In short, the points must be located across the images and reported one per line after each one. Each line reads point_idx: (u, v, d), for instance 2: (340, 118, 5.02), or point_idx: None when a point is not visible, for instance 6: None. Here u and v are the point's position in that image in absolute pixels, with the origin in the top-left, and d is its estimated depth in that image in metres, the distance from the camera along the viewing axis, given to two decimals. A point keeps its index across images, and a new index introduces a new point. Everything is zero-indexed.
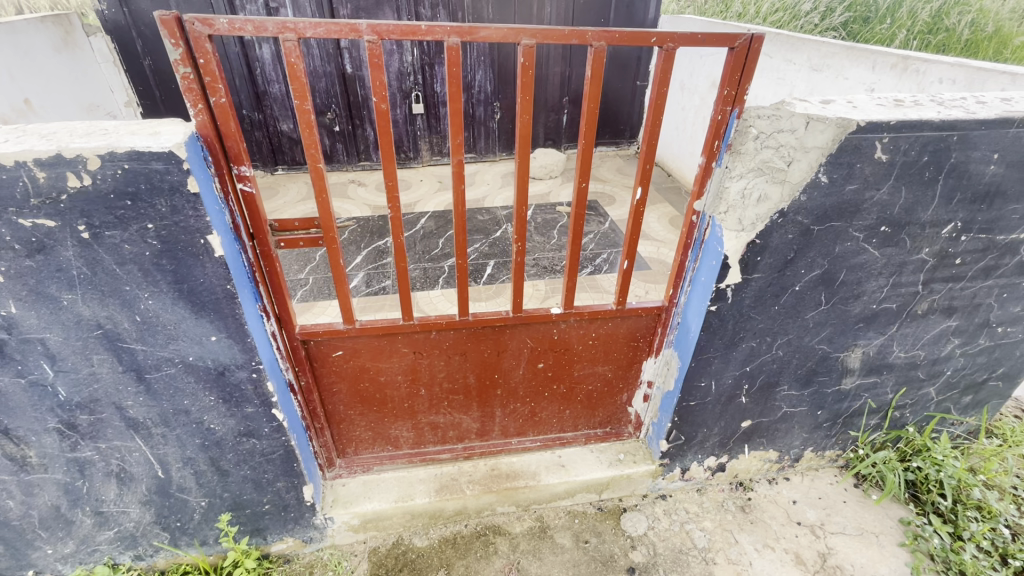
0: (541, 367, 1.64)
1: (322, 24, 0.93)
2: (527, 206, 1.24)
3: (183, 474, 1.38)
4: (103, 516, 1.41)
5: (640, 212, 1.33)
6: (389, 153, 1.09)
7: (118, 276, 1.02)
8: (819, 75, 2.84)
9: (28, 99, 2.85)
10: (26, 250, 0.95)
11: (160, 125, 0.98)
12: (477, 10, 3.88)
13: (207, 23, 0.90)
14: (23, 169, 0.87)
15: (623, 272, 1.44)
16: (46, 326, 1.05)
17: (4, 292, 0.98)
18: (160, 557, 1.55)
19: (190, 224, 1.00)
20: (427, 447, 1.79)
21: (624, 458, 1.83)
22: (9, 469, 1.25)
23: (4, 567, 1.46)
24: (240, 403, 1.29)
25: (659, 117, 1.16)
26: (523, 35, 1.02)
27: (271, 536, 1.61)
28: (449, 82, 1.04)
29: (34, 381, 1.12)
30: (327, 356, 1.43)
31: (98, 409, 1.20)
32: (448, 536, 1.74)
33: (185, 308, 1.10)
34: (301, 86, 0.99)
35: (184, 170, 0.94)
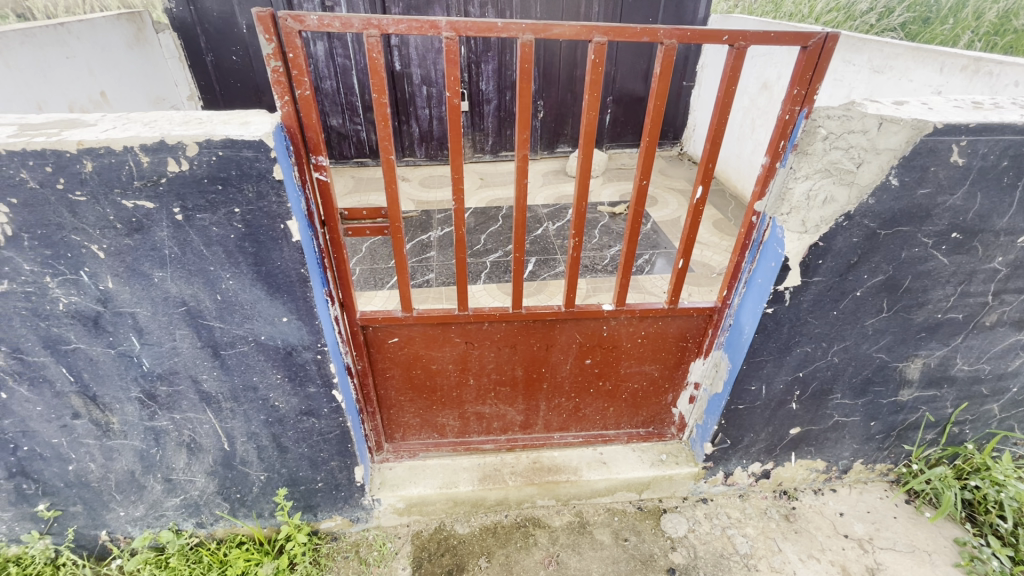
0: (588, 363, 1.65)
1: (405, 21, 0.98)
2: (587, 202, 1.26)
3: (247, 447, 1.45)
4: (172, 483, 1.50)
5: (699, 210, 1.33)
6: (457, 147, 1.12)
7: (204, 257, 1.09)
8: (881, 77, 2.75)
9: (104, 92, 3.03)
10: (126, 229, 1.03)
11: (248, 115, 1.04)
12: (525, 9, 3.90)
13: (299, 19, 0.96)
14: (131, 154, 0.95)
15: (677, 271, 1.43)
16: (137, 301, 1.13)
17: (105, 268, 1.07)
18: (220, 526, 1.63)
19: (273, 210, 1.05)
20: (471, 437, 1.83)
21: (666, 459, 1.82)
22: (93, 433, 1.34)
23: (80, 526, 1.56)
24: (303, 382, 1.35)
25: (726, 114, 1.16)
26: (595, 32, 1.03)
27: (321, 513, 1.68)
28: (520, 79, 1.06)
29: (123, 352, 1.21)
30: (383, 343, 1.48)
31: (176, 381, 1.28)
32: (489, 525, 1.77)
33: (262, 290, 1.17)
34: (380, 80, 1.03)
35: (271, 158, 1.00)
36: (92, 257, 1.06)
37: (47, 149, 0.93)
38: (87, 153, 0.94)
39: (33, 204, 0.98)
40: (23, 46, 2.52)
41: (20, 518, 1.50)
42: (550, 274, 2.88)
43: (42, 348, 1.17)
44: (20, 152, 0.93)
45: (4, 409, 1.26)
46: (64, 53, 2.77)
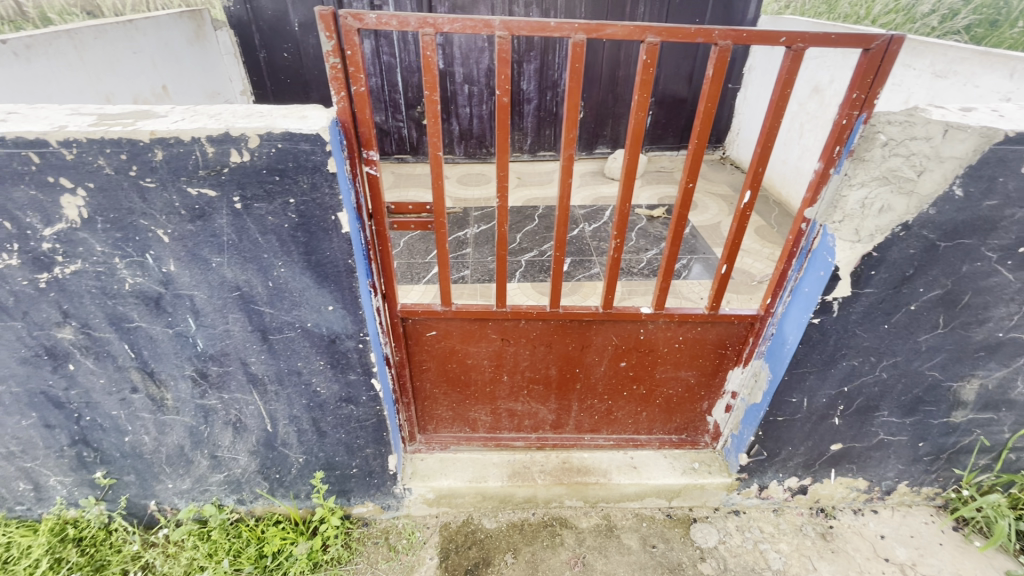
0: (623, 365, 1.64)
1: (459, 20, 1.00)
2: (631, 203, 1.25)
3: (288, 430, 1.51)
4: (217, 460, 1.57)
5: (746, 216, 1.30)
6: (504, 145, 1.14)
7: (259, 244, 1.14)
8: (943, 82, 2.62)
9: (165, 85, 3.20)
10: (190, 215, 1.09)
11: (306, 110, 1.08)
12: (569, 9, 3.88)
13: (358, 18, 0.98)
14: (198, 144, 1.00)
15: (720, 276, 1.41)
16: (195, 284, 1.19)
17: (168, 251, 1.14)
18: (259, 504, 1.70)
19: (325, 202, 1.09)
20: (501, 433, 1.84)
21: (699, 467, 1.79)
22: (149, 408, 1.42)
23: (132, 494, 1.66)
24: (345, 369, 1.39)
25: (779, 117, 1.13)
26: (648, 32, 1.03)
27: (354, 498, 1.72)
28: (570, 78, 1.07)
29: (179, 332, 1.27)
30: (422, 335, 1.51)
31: (226, 363, 1.34)
32: (517, 522, 1.79)
33: (311, 278, 1.21)
34: (433, 78, 1.05)
35: (327, 151, 1.03)
36: (157, 241, 1.12)
37: (123, 138, 0.99)
38: (159, 142, 1.00)
39: (108, 189, 1.05)
40: (95, 40, 2.68)
41: (79, 484, 1.61)
42: (585, 275, 2.87)
43: (108, 325, 1.25)
44: (99, 140, 0.99)
45: (71, 380, 1.35)
46: (132, 47, 2.94)
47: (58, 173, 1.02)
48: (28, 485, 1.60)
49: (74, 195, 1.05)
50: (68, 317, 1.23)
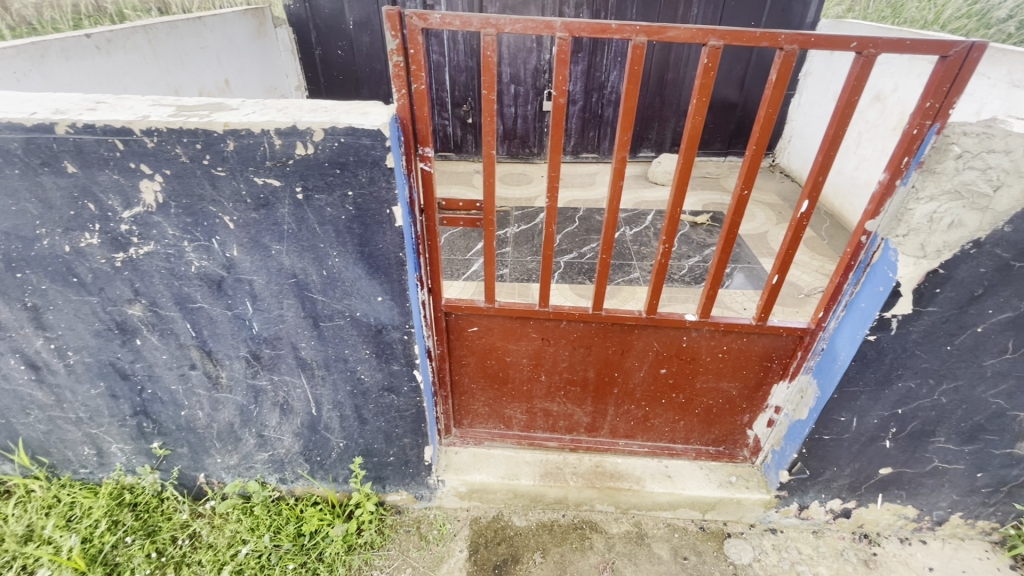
0: (663, 372, 1.62)
1: (521, 21, 1.02)
2: (681, 208, 1.24)
3: (331, 414, 1.56)
4: (264, 439, 1.64)
5: (802, 226, 1.26)
6: (557, 146, 1.15)
7: (317, 234, 1.19)
8: (1021, 92, 2.48)
9: (228, 80, 3.38)
10: (255, 204, 1.14)
11: (367, 106, 1.12)
12: (620, 10, 3.83)
13: (423, 17, 1.01)
14: (266, 136, 1.05)
15: (770, 287, 1.37)
16: (255, 270, 1.25)
17: (232, 237, 1.20)
18: (299, 484, 1.77)
19: (381, 195, 1.12)
20: (536, 433, 1.85)
21: (736, 481, 1.75)
22: (205, 384, 1.50)
23: (183, 466, 1.75)
24: (389, 359, 1.43)
25: (844, 125, 1.10)
26: (711, 36, 1.01)
27: (389, 486, 1.76)
28: (627, 80, 1.07)
29: (237, 314, 1.34)
30: (463, 331, 1.54)
31: (278, 346, 1.40)
32: (547, 522, 1.79)
33: (363, 269, 1.25)
34: (492, 77, 1.07)
35: (386, 146, 1.07)
36: (223, 227, 1.18)
37: (200, 129, 1.05)
38: (231, 134, 1.05)
39: (182, 176, 1.11)
40: (168, 36, 2.85)
41: (137, 452, 1.71)
42: (624, 279, 2.84)
43: (173, 304, 1.32)
44: (177, 130, 1.05)
45: (137, 354, 1.44)
46: (200, 43, 3.11)
47: (139, 159, 1.09)
48: (92, 450, 1.72)
49: (152, 180, 1.12)
50: (138, 295, 1.31)
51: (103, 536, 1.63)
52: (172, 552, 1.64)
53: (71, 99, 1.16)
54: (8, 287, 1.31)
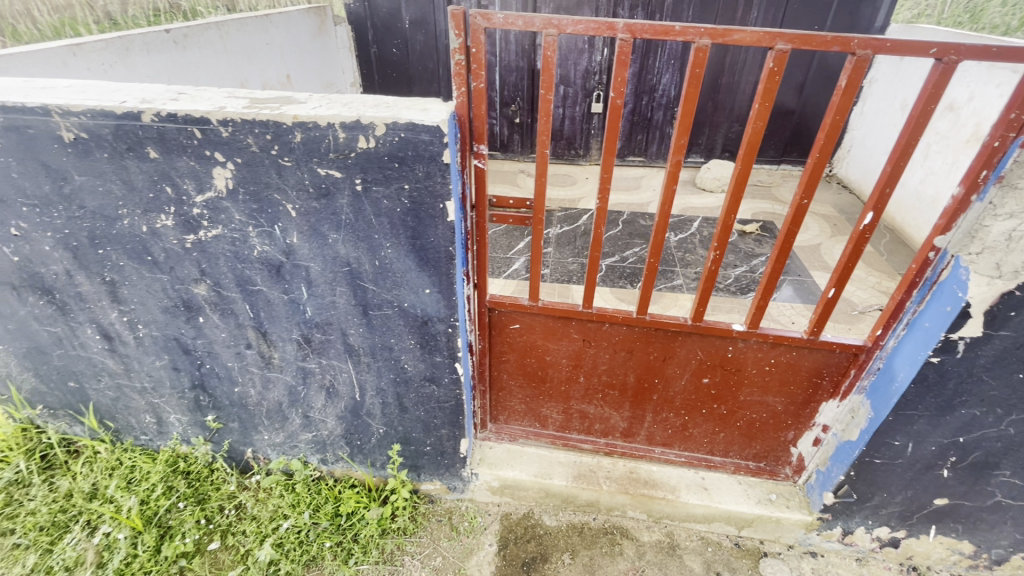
0: (705, 382, 1.59)
1: (583, 22, 1.02)
2: (735, 215, 1.22)
3: (373, 401, 1.61)
4: (309, 420, 1.71)
5: (863, 239, 1.21)
6: (611, 147, 1.15)
7: (372, 225, 1.23)
8: None
9: (289, 75, 3.53)
10: (316, 194, 1.20)
11: (427, 103, 1.15)
12: (677, 11, 3.75)
13: (487, 17, 1.03)
14: (332, 129, 1.10)
15: (825, 300, 1.33)
16: (312, 257, 1.31)
17: (294, 224, 1.25)
18: (339, 466, 1.84)
19: (437, 190, 1.15)
20: (570, 434, 1.84)
21: (776, 499, 1.70)
22: (258, 363, 1.58)
23: (233, 440, 1.84)
24: (432, 350, 1.46)
25: (916, 135, 1.05)
26: (779, 39, 0.99)
27: (424, 474, 1.81)
28: (688, 83, 1.06)
29: (293, 298, 1.40)
30: (506, 327, 1.56)
31: (329, 331, 1.46)
32: (577, 524, 1.78)
33: (414, 261, 1.28)
34: (550, 77, 1.08)
35: (444, 142, 1.10)
36: (286, 215, 1.24)
37: (271, 120, 1.10)
38: (299, 126, 1.10)
39: (251, 165, 1.17)
40: (238, 32, 3.00)
41: (193, 424, 1.82)
42: (667, 285, 2.79)
43: (235, 286, 1.40)
44: (251, 121, 1.11)
45: (199, 330, 1.53)
46: (266, 40, 3.26)
47: (214, 148, 1.16)
48: (153, 419, 1.84)
49: (224, 168, 1.19)
50: (204, 275, 1.39)
51: (159, 499, 1.74)
52: (220, 521, 1.73)
53: (155, 90, 1.25)
54: (90, 261, 1.43)
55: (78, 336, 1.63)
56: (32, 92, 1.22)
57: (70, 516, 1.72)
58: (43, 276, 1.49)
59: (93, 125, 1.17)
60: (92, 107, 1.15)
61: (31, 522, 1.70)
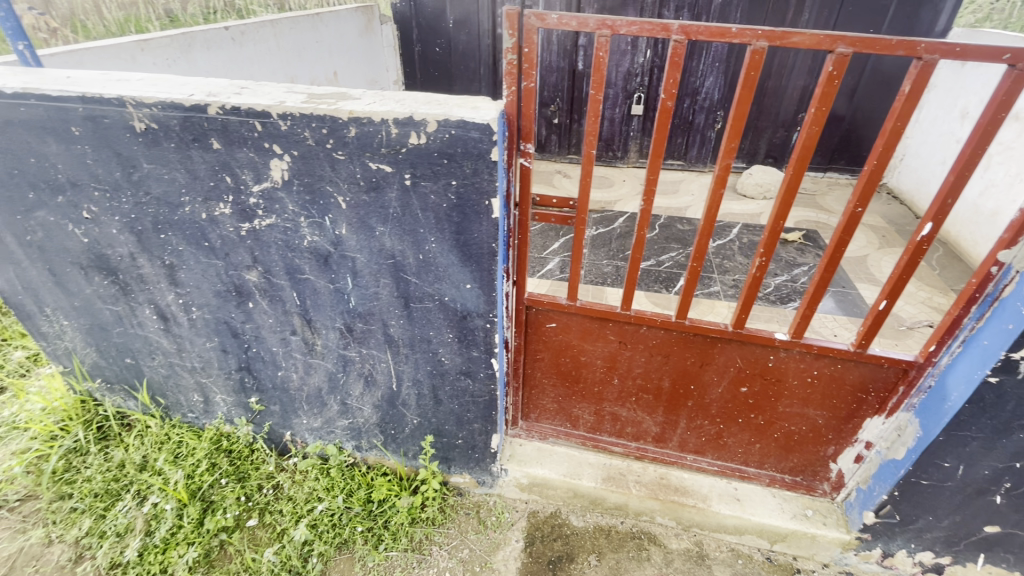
0: (743, 391, 1.56)
1: (637, 23, 1.02)
2: (785, 221, 1.20)
3: (409, 391, 1.64)
4: (346, 407, 1.76)
5: (920, 250, 1.17)
6: (659, 149, 1.15)
7: (418, 219, 1.26)
8: None
9: (336, 72, 3.63)
10: (366, 187, 1.23)
11: (477, 102, 1.17)
12: (724, 13, 3.68)
13: (541, 17, 1.05)
14: (385, 125, 1.13)
15: (876, 313, 1.29)
16: (359, 248, 1.35)
17: (343, 216, 1.30)
18: (372, 454, 1.89)
19: (483, 186, 1.17)
20: (601, 436, 1.84)
21: (813, 516, 1.65)
22: (302, 349, 1.63)
23: (274, 422, 1.92)
24: (470, 345, 1.48)
25: (983, 145, 1.01)
26: (840, 42, 0.97)
27: (454, 467, 1.83)
28: (742, 85, 1.05)
29: (338, 288, 1.45)
30: (542, 326, 1.57)
31: (371, 321, 1.50)
32: (604, 527, 1.78)
33: (456, 256, 1.31)
34: (601, 77, 1.09)
35: (493, 140, 1.11)
36: (337, 207, 1.28)
37: (327, 115, 1.14)
38: (354, 121, 1.14)
39: (307, 157, 1.22)
40: (290, 30, 3.11)
41: (237, 405, 1.90)
42: (703, 292, 2.73)
43: (284, 273, 1.46)
44: (309, 116, 1.16)
45: (248, 315, 1.60)
46: (315, 38, 3.37)
47: (273, 140, 1.21)
48: (200, 397, 1.93)
49: (281, 160, 1.24)
50: (256, 262, 1.46)
51: (203, 475, 1.83)
52: (259, 499, 1.80)
53: (219, 84, 1.31)
54: (152, 245, 1.51)
55: (137, 316, 1.72)
56: (109, 84, 1.30)
57: (123, 485, 1.83)
58: (109, 257, 1.58)
59: (162, 117, 1.24)
60: (163, 99, 1.21)
61: (88, 488, 1.81)
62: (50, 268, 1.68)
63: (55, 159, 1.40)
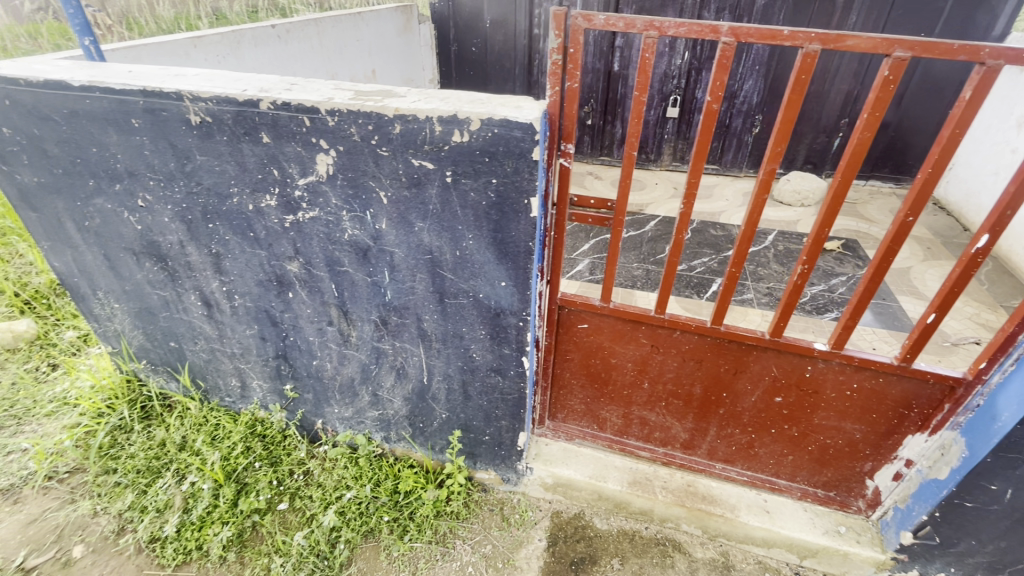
0: (777, 401, 1.53)
1: (686, 24, 1.01)
2: (830, 229, 1.17)
3: (439, 386, 1.67)
4: (377, 398, 1.79)
5: (974, 262, 1.13)
6: (702, 151, 1.14)
7: (457, 216, 1.28)
8: None
9: (374, 70, 3.69)
10: (408, 183, 1.26)
11: (520, 101, 1.18)
12: (766, 15, 3.60)
13: (588, 18, 1.05)
14: (430, 122, 1.15)
15: (923, 326, 1.25)
16: (398, 243, 1.38)
17: (384, 211, 1.33)
18: (400, 445, 1.92)
19: (523, 185, 1.18)
20: (628, 440, 1.83)
21: (846, 533, 1.60)
22: (337, 340, 1.67)
23: (307, 410, 1.97)
24: (501, 342, 1.50)
25: None
26: (898, 46, 0.95)
27: (480, 463, 1.85)
28: (792, 89, 1.03)
29: (376, 281, 1.48)
30: (574, 326, 1.57)
31: (405, 315, 1.53)
32: (628, 531, 1.77)
33: (493, 254, 1.32)
34: (646, 79, 1.09)
35: (534, 140, 1.12)
36: (378, 202, 1.31)
37: (374, 112, 1.17)
38: (400, 118, 1.17)
39: (352, 153, 1.25)
40: (332, 28, 3.19)
41: (272, 391, 1.96)
42: (735, 299, 2.68)
43: (324, 265, 1.50)
44: (356, 112, 1.19)
45: (288, 305, 1.65)
46: (356, 37, 3.45)
47: (320, 135, 1.25)
48: (238, 382, 2.00)
49: (327, 154, 1.27)
50: (298, 253, 1.50)
51: (238, 457, 1.89)
52: (290, 484, 1.86)
53: (270, 80, 1.35)
54: (200, 234, 1.57)
55: (183, 301, 1.79)
56: (167, 79, 1.36)
57: (163, 463, 1.90)
58: (160, 244, 1.65)
59: (217, 110, 1.29)
60: (218, 94, 1.26)
61: (131, 464, 1.90)
62: (105, 252, 1.76)
63: (116, 149, 1.47)
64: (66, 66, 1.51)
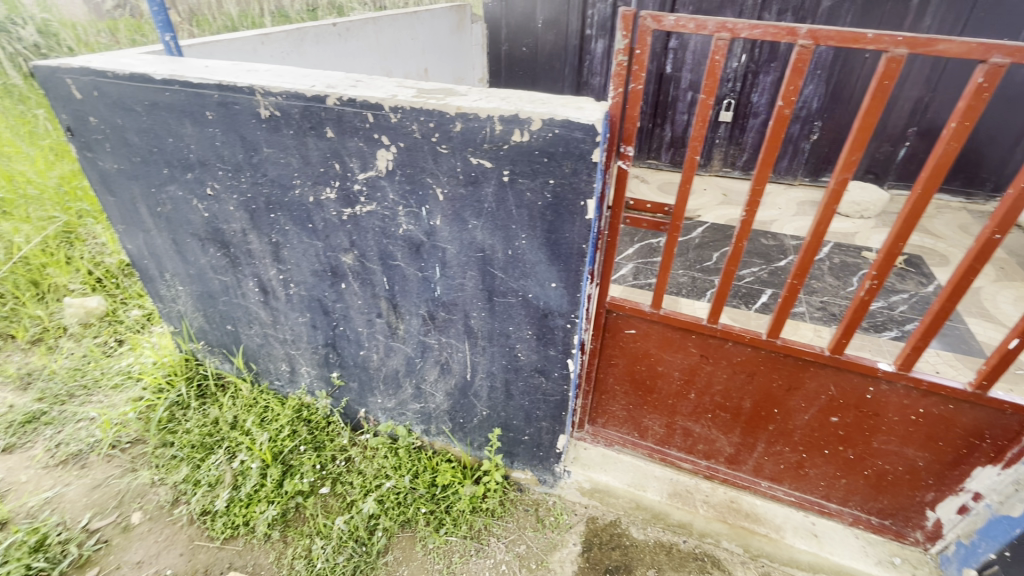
0: (833, 420, 1.46)
1: (761, 26, 0.98)
2: (903, 243, 1.11)
3: (482, 383, 1.68)
4: (420, 391, 1.82)
5: None
6: (769, 157, 1.10)
7: (511, 216, 1.28)
8: None
9: (427, 69, 3.74)
10: (465, 181, 1.27)
11: (582, 102, 1.17)
12: (832, 17, 3.44)
13: (658, 19, 1.03)
14: (490, 121, 1.16)
15: (1003, 352, 1.16)
16: (450, 240, 1.39)
17: (439, 208, 1.34)
18: (439, 439, 1.95)
19: (580, 187, 1.17)
20: (670, 450, 1.79)
21: (901, 564, 1.52)
22: (385, 332, 1.71)
23: (351, 398, 2.02)
24: (547, 343, 1.49)
25: None
26: (996, 51, 0.88)
27: (517, 462, 1.85)
28: (872, 95, 0.98)
29: (426, 277, 1.50)
30: (621, 331, 1.55)
31: (453, 311, 1.54)
32: (665, 543, 1.73)
33: (545, 254, 1.32)
34: (714, 82, 1.06)
35: (595, 141, 1.11)
36: (434, 198, 1.33)
37: (436, 110, 1.19)
38: (461, 116, 1.18)
39: (412, 149, 1.27)
40: (388, 27, 3.26)
41: (319, 377, 2.02)
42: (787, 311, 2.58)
43: (377, 259, 1.53)
44: (418, 109, 1.21)
45: (340, 296, 1.70)
46: (411, 35, 3.51)
47: (382, 132, 1.28)
48: (287, 367, 2.07)
49: (388, 150, 1.30)
50: (353, 246, 1.54)
51: (285, 439, 1.96)
52: (332, 469, 1.91)
53: (336, 77, 1.39)
54: (262, 223, 1.64)
55: (242, 287, 1.87)
56: (240, 74, 1.42)
57: (215, 440, 1.99)
58: (224, 231, 1.73)
59: (285, 105, 1.34)
60: (288, 89, 1.31)
61: (187, 439, 1.99)
62: (174, 237, 1.86)
63: (189, 140, 1.55)
64: (148, 61, 1.60)
